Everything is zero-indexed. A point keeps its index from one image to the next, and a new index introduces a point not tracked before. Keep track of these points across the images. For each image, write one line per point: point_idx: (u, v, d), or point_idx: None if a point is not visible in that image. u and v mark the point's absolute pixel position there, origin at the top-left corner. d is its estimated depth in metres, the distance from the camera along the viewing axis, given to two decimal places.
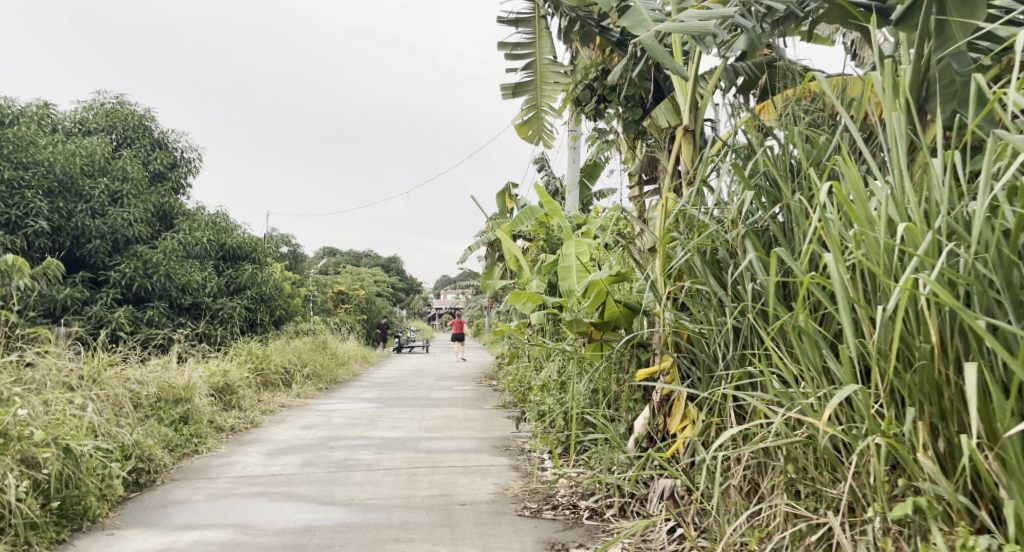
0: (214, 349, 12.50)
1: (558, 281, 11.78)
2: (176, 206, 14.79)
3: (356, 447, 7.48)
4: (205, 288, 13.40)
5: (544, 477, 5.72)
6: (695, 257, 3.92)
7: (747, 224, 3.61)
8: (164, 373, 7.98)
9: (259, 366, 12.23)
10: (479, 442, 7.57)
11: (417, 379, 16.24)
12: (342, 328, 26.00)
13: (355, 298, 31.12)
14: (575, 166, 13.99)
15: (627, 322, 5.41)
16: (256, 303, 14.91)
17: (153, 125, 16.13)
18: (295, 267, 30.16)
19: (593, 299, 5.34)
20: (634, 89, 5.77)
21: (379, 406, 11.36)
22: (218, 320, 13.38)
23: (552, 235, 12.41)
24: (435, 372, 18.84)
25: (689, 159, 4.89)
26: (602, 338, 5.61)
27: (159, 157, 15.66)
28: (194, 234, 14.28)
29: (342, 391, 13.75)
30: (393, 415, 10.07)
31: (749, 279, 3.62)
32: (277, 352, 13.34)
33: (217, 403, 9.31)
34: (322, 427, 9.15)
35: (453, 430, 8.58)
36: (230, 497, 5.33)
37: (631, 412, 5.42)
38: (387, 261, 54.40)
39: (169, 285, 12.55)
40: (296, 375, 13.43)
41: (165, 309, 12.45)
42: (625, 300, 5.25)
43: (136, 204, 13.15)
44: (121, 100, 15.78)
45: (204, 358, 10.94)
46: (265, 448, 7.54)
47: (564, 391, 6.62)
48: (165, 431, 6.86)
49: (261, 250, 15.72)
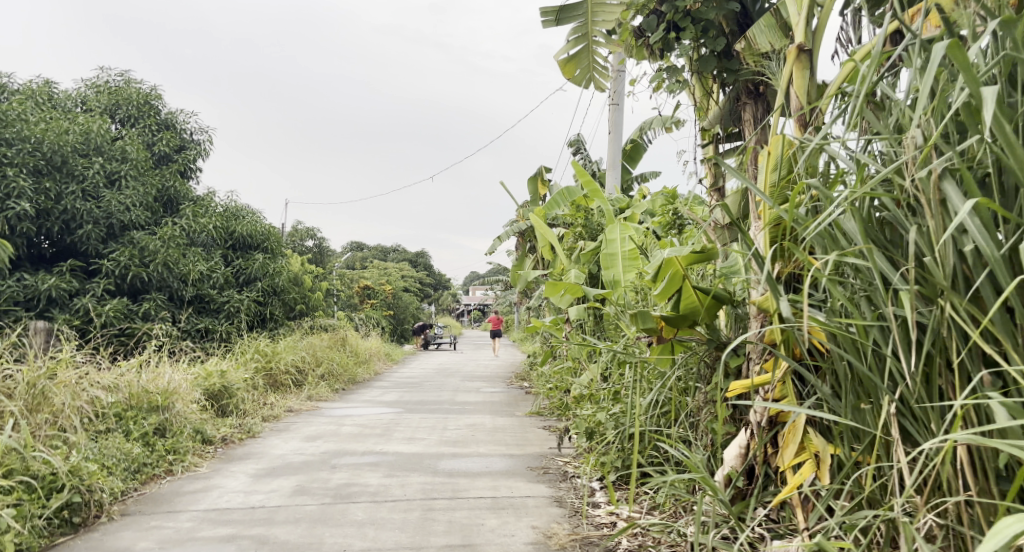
0: (217, 348, 11.34)
1: (598, 270, 10.46)
2: (182, 191, 13.71)
3: (363, 467, 6.20)
4: (211, 279, 12.26)
5: (597, 519, 4.39)
6: (850, 212, 2.53)
7: (956, 152, 2.23)
8: (138, 377, 6.79)
9: (265, 366, 11.05)
10: (512, 461, 6.26)
11: (442, 380, 14.97)
12: (366, 324, 24.86)
13: (381, 293, 29.99)
14: (616, 145, 12.69)
15: (710, 315, 4.00)
16: (268, 296, 13.74)
17: (160, 105, 15.06)
18: (320, 261, 29.14)
19: (665, 285, 3.95)
20: (714, 13, 4.54)
21: (398, 411, 10.09)
22: (224, 314, 12.20)
23: (591, 221, 11.09)
24: (464, 371, 17.54)
25: (801, 88, 3.49)
26: (675, 338, 4.18)
27: (165, 137, 14.54)
28: (199, 220, 13.14)
29: (360, 393, 12.50)
30: (413, 423, 8.80)
31: (953, 244, 2.27)
32: (289, 349, 12.13)
33: (209, 409, 8.12)
34: (328, 437, 7.90)
35: (481, 443, 7.30)
36: (186, 544, 4.07)
37: (717, 436, 4.07)
38: (415, 256, 53.31)
39: (168, 276, 11.48)
40: (309, 374, 12.22)
41: (163, 302, 11.33)
42: (710, 287, 3.88)
43: (134, 186, 12.10)
44: (128, 78, 14.78)
45: (201, 357, 9.79)
46: (255, 467, 6.30)
47: (618, 403, 5.29)
48: (128, 448, 5.66)
49: (274, 238, 14.55)
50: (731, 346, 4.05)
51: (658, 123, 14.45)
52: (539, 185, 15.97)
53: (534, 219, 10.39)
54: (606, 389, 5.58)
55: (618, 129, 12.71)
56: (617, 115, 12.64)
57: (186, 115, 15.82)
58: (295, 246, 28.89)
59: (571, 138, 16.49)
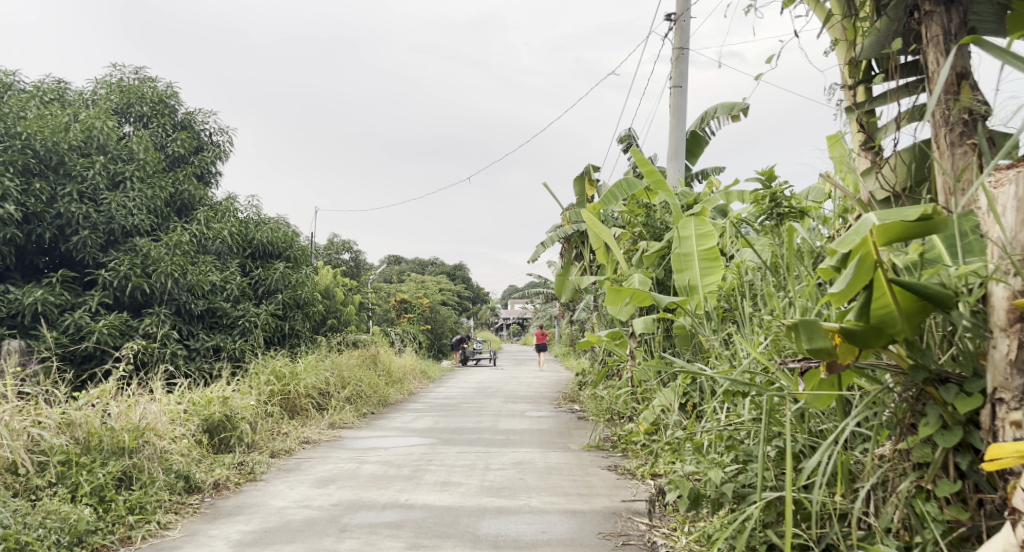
0: (229, 373, 9.95)
1: (667, 276, 9.00)
2: (197, 196, 12.42)
3: (381, 532, 4.69)
4: (224, 290, 10.93)
5: None
6: None
7: None
8: (104, 411, 5.39)
9: (281, 390, 9.69)
10: (579, 525, 4.72)
11: (482, 401, 13.45)
12: (402, 341, 23.48)
13: (418, 307, 28.53)
14: (679, 133, 11.16)
15: (914, 327, 2.56)
16: (291, 310, 12.34)
17: (176, 103, 13.77)
18: (355, 275, 27.83)
19: (846, 281, 2.54)
20: None
21: (431, 442, 8.60)
22: (238, 330, 10.77)
23: (654, 219, 9.52)
24: (505, 390, 15.98)
25: None
26: (855, 368, 2.71)
27: (180, 138, 13.19)
28: (213, 226, 11.81)
29: (392, 418, 11.05)
30: (449, 460, 7.29)
31: None
32: (311, 369, 10.70)
33: (202, 449, 6.69)
34: (344, 482, 6.43)
35: (534, 492, 5.76)
36: None
37: (934, 524, 2.57)
38: (453, 269, 52.08)
39: (172, 287, 10.04)
40: (332, 397, 10.80)
41: (168, 316, 9.95)
42: (917, 279, 2.46)
43: (140, 190, 10.80)
44: (141, 74, 13.51)
45: (203, 383, 8.38)
46: (242, 529, 4.81)
47: (735, 453, 3.80)
48: (66, 511, 4.22)
49: (298, 247, 13.19)
50: (949, 379, 2.56)
51: (721, 111, 13.29)
52: (587, 186, 14.53)
53: (589, 216, 9.21)
54: (717, 432, 4.06)
55: (681, 115, 11.25)
56: (680, 100, 11.24)
57: (206, 115, 14.54)
58: (330, 261, 27.55)
59: (621, 134, 15.05)
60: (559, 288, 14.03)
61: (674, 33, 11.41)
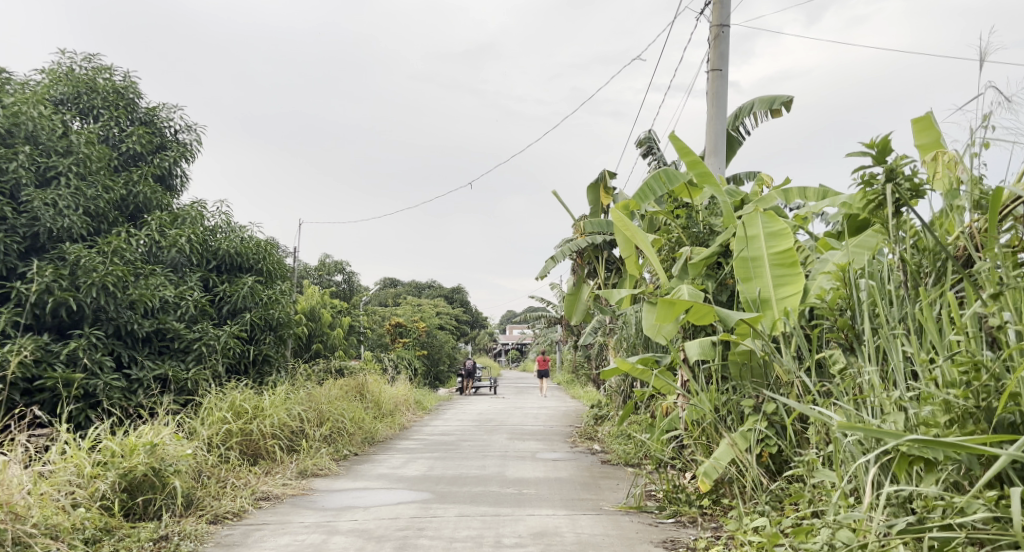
0: (175, 408, 8.11)
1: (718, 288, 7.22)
2: (153, 199, 10.62)
3: None
4: (178, 308, 9.15)
5: None
6: None
7: None
8: None
9: (240, 429, 7.88)
10: None
11: (484, 438, 11.60)
12: (395, 368, 21.56)
13: (414, 331, 26.52)
14: (718, 124, 9.45)
15: None
16: (261, 332, 10.50)
17: (136, 96, 11.97)
18: (347, 297, 25.92)
19: None
20: None
21: (424, 498, 6.76)
22: (192, 357, 8.95)
23: (694, 221, 7.73)
24: (509, 424, 14.09)
25: None
26: None
27: (136, 134, 11.39)
28: (168, 232, 9.95)
29: (379, 462, 9.20)
30: (446, 530, 5.45)
31: None
32: (282, 403, 8.92)
33: (102, 522, 4.86)
34: None
35: None
36: None
37: None
38: (451, 292, 50.24)
39: (108, 303, 8.18)
40: (306, 437, 8.95)
41: (101, 338, 8.11)
42: None
43: (77, 189, 8.99)
44: (95, 61, 11.68)
45: (132, 427, 6.57)
46: None
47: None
48: None
49: (271, 259, 11.37)
50: None
51: (759, 106, 11.62)
52: (602, 194, 12.75)
53: (618, 215, 7.52)
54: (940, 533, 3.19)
55: (721, 102, 9.52)
56: (720, 85, 9.53)
57: (171, 111, 12.77)
58: (320, 282, 25.81)
59: (641, 135, 13.30)
60: (570, 309, 12.24)
61: (713, 9, 9.70)
